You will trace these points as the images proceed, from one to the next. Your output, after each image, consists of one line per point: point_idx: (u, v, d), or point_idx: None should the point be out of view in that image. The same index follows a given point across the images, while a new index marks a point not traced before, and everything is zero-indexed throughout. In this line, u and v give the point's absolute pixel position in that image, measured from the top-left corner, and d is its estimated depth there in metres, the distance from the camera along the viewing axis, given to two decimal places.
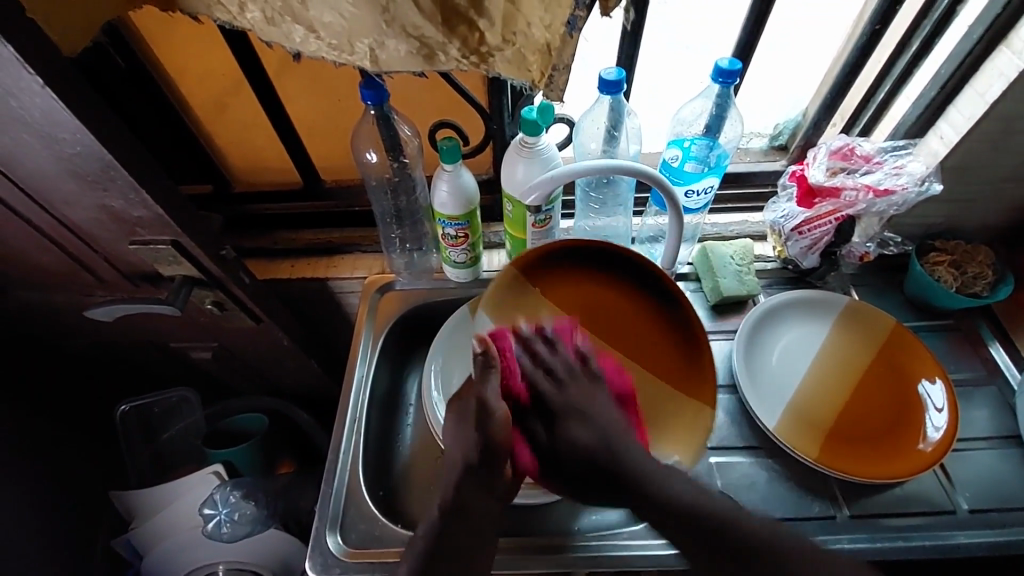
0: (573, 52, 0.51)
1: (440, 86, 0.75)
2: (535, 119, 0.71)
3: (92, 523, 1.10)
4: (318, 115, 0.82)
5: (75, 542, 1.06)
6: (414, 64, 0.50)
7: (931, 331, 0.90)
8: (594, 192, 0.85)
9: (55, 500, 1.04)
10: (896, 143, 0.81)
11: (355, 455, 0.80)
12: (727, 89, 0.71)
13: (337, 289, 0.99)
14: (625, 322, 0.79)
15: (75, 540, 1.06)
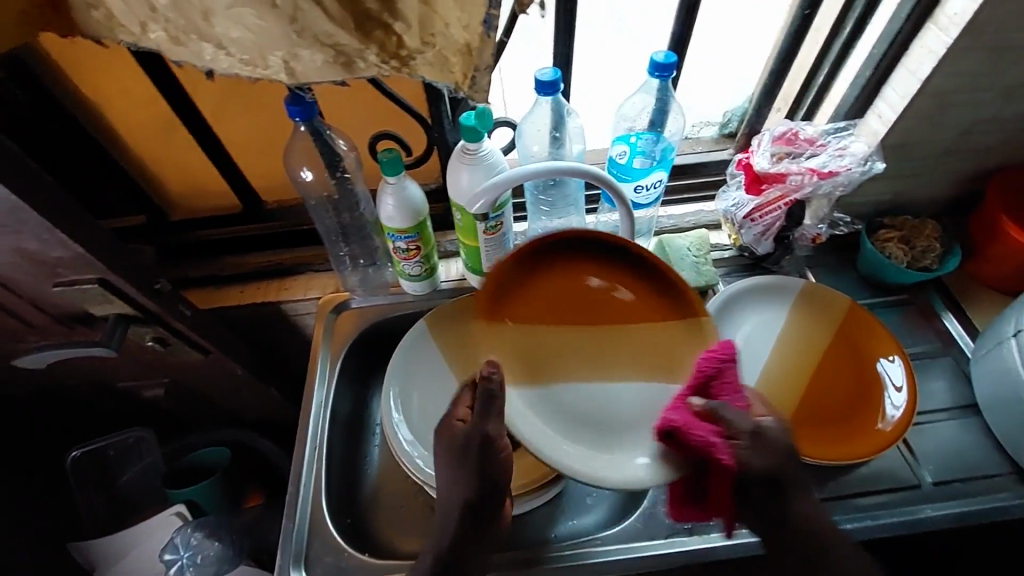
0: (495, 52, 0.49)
1: (374, 97, 0.73)
2: (475, 125, 0.68)
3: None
4: (253, 134, 0.79)
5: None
6: (332, 73, 0.47)
7: (887, 307, 0.91)
8: (543, 195, 0.84)
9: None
10: (837, 125, 0.82)
11: (318, 483, 0.77)
12: (665, 83, 0.71)
13: (292, 311, 0.96)
14: (627, 311, 0.72)
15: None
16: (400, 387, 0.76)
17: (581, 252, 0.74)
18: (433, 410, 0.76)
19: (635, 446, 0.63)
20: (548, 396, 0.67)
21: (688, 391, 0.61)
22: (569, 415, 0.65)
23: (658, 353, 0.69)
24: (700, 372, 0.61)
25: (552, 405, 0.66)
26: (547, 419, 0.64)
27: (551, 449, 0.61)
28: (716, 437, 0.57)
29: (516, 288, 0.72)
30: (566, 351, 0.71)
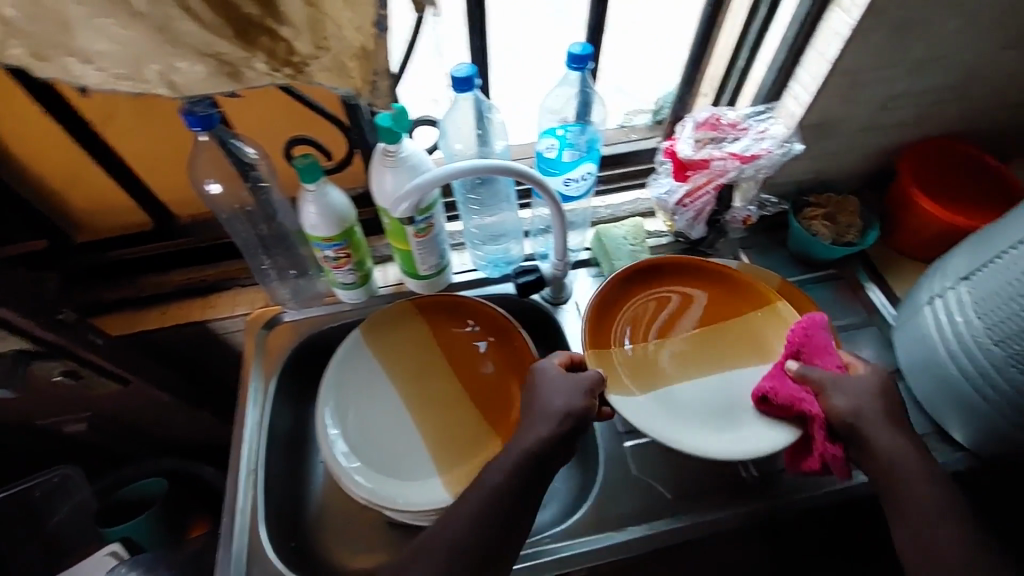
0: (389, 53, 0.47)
1: (285, 100, 0.69)
2: (392, 126, 0.66)
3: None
4: (156, 145, 0.74)
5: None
6: (219, 84, 0.44)
7: (816, 282, 0.94)
8: (472, 193, 0.82)
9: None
10: (757, 108, 0.84)
11: (256, 507, 0.74)
12: (584, 75, 0.70)
13: (222, 329, 0.91)
14: (731, 315, 0.82)
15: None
16: (334, 397, 0.73)
17: (647, 277, 0.85)
18: (371, 419, 0.73)
19: (747, 427, 0.71)
20: (664, 397, 0.75)
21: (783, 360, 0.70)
22: (688, 408, 0.74)
23: (749, 335, 0.80)
24: (792, 340, 0.70)
25: (663, 404, 0.74)
26: (653, 414, 0.73)
27: (670, 433, 0.70)
28: (806, 394, 0.66)
29: (606, 310, 0.82)
30: (693, 355, 0.80)
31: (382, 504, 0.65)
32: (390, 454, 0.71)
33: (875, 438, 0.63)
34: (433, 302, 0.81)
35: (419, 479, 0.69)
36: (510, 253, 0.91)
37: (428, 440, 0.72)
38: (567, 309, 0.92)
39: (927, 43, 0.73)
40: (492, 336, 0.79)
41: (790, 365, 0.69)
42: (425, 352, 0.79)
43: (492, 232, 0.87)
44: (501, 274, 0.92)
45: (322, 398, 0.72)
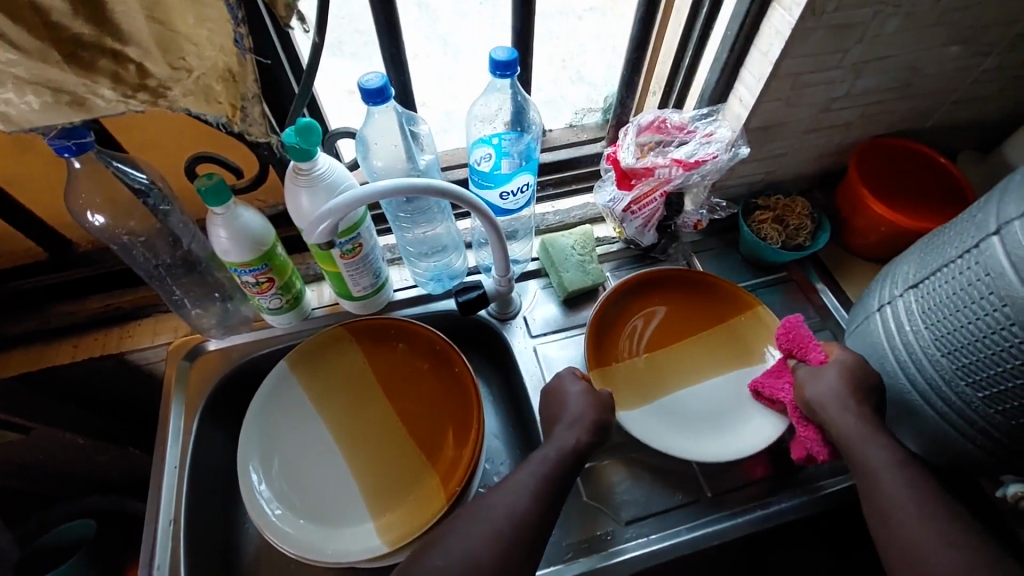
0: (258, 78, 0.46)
1: (179, 118, 0.62)
2: (300, 143, 0.59)
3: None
4: (31, 170, 0.65)
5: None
6: (64, 115, 0.39)
7: (767, 287, 0.92)
8: (403, 210, 0.75)
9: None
10: (701, 111, 0.81)
11: (177, 562, 0.67)
12: (514, 83, 0.67)
13: (141, 360, 0.84)
14: (714, 320, 0.82)
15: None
16: (259, 441, 0.67)
17: (641, 284, 0.83)
18: (300, 463, 0.68)
19: (740, 431, 0.72)
20: (662, 406, 0.75)
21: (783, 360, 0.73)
22: (685, 415, 0.74)
23: (738, 343, 0.80)
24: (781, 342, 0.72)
25: (663, 413, 0.74)
26: (654, 423, 0.73)
27: (674, 443, 0.70)
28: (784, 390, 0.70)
29: (602, 321, 0.80)
30: (686, 361, 0.79)
31: (311, 559, 0.61)
32: (320, 498, 0.66)
33: (838, 422, 0.62)
34: (367, 328, 0.76)
35: (351, 527, 0.64)
36: (452, 266, 0.86)
37: (360, 479, 0.67)
38: (514, 324, 0.87)
39: (871, 42, 0.70)
40: (428, 362, 0.74)
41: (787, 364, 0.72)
42: (358, 382, 0.73)
43: (428, 245, 0.83)
44: (443, 290, 0.86)
45: (245, 451, 0.66)
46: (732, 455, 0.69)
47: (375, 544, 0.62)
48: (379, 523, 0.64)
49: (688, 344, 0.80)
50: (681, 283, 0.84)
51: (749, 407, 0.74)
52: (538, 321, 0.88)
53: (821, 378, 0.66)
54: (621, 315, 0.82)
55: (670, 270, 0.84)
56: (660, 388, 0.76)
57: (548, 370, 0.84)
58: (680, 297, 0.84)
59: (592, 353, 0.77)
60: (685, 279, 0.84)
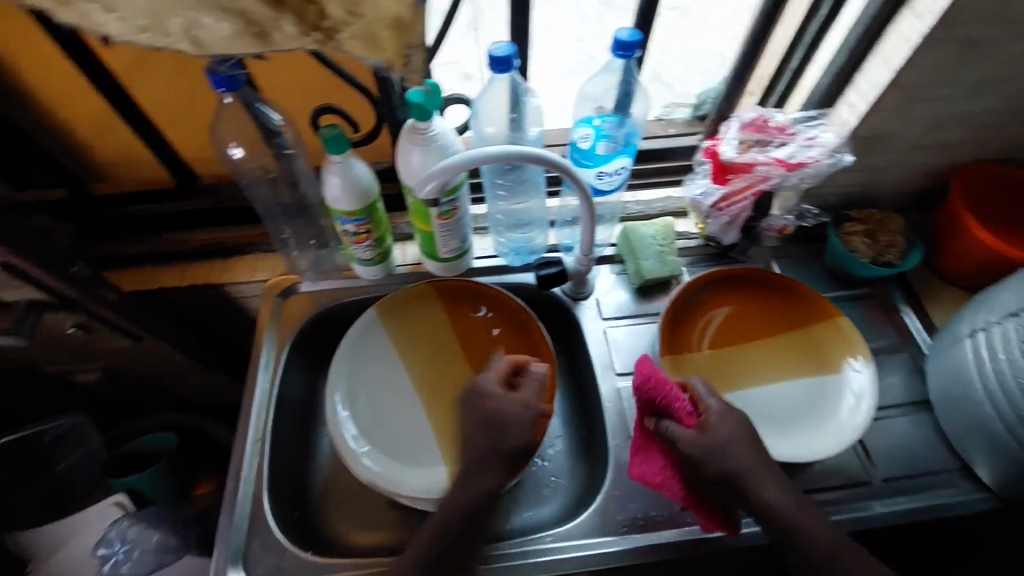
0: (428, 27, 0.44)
1: (313, 67, 0.67)
2: (423, 103, 0.63)
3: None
4: (177, 102, 0.71)
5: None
6: (245, 45, 0.42)
7: (847, 300, 0.90)
8: (501, 179, 0.79)
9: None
10: (808, 114, 0.79)
11: (261, 475, 0.73)
12: (630, 64, 0.67)
13: (236, 293, 0.90)
14: (789, 326, 0.82)
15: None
16: (346, 378, 0.73)
17: (720, 282, 0.85)
18: (381, 402, 0.73)
19: (806, 436, 0.72)
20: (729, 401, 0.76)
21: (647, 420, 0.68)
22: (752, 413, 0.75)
23: (814, 348, 0.80)
24: (641, 390, 0.67)
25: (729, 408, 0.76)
26: None
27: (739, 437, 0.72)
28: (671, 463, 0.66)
29: (680, 313, 0.83)
30: (758, 362, 0.80)
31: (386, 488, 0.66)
32: (399, 437, 0.71)
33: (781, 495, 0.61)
34: (450, 288, 0.80)
35: (425, 467, 0.69)
36: (534, 242, 0.89)
37: (436, 426, 0.72)
38: (586, 304, 0.89)
39: (1000, 58, 0.68)
40: (503, 326, 0.78)
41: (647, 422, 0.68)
42: (438, 336, 0.78)
43: (517, 218, 0.85)
44: (523, 262, 0.90)
45: (335, 383, 0.72)
46: (796, 458, 0.70)
47: (447, 485, 0.67)
48: (451, 467, 0.69)
49: (762, 346, 0.81)
50: (761, 286, 0.85)
51: (818, 414, 0.74)
52: (609, 305, 0.89)
53: (733, 429, 0.63)
54: (698, 309, 0.84)
55: (751, 273, 0.85)
56: (729, 383, 0.78)
57: (616, 353, 0.86)
58: (759, 300, 0.85)
59: (665, 342, 0.80)
60: (765, 284, 0.85)
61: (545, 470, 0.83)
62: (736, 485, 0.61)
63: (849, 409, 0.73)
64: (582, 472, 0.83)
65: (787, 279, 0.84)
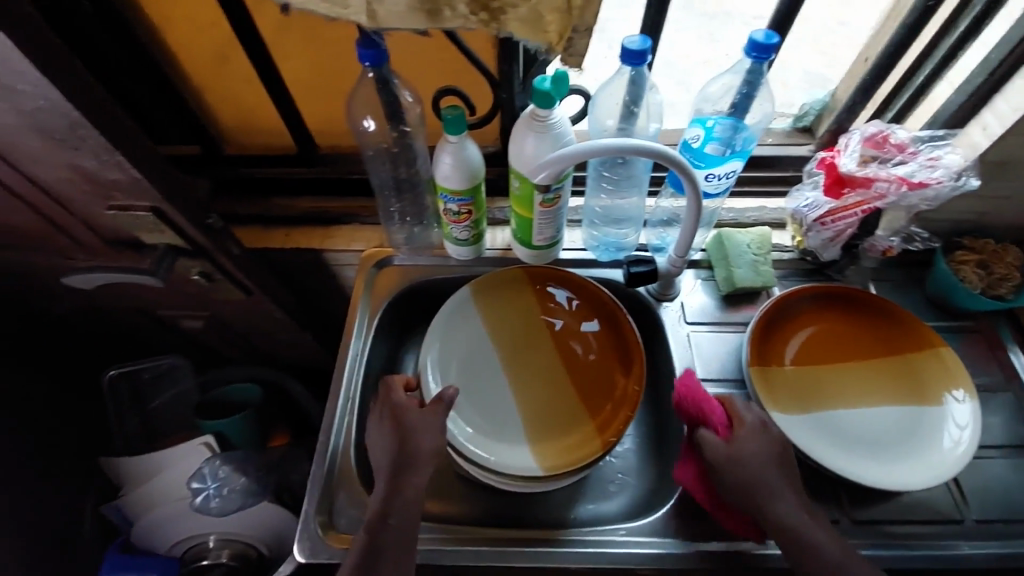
0: (596, 11, 0.45)
1: (444, 49, 0.70)
2: (548, 89, 0.64)
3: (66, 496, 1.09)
4: (313, 75, 0.76)
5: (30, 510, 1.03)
6: (416, 20, 0.45)
7: (949, 332, 0.86)
8: (608, 172, 0.80)
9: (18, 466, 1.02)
10: (934, 132, 0.77)
11: (350, 432, 0.77)
12: (761, 65, 0.65)
13: (332, 261, 0.94)
14: (888, 350, 0.80)
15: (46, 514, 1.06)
16: (438, 350, 0.76)
17: (818, 296, 0.83)
18: (470, 377, 0.76)
19: (896, 464, 0.71)
20: (816, 418, 0.75)
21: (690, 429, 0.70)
22: (839, 433, 0.74)
23: (913, 375, 0.78)
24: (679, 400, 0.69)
25: (816, 424, 0.74)
26: (806, 431, 0.74)
27: (824, 455, 0.71)
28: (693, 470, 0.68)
29: (772, 322, 0.81)
30: (851, 382, 0.78)
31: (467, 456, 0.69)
32: (485, 413, 0.73)
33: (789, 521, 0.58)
34: (541, 275, 0.82)
35: (508, 444, 0.72)
36: (624, 240, 0.88)
37: (520, 405, 0.75)
38: (669, 307, 0.88)
39: None
40: (590, 318, 0.80)
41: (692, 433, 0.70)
42: (526, 319, 0.80)
43: (615, 213, 0.86)
44: (610, 259, 0.90)
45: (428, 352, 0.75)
46: (884, 485, 0.69)
47: (528, 464, 0.70)
48: (533, 448, 0.71)
49: (856, 366, 0.79)
50: (861, 305, 0.82)
51: (911, 443, 0.72)
52: (693, 309, 0.88)
53: (755, 442, 0.63)
54: (791, 321, 0.82)
55: (852, 291, 0.83)
56: (818, 399, 0.76)
57: (698, 356, 0.84)
58: (857, 318, 0.82)
59: (755, 350, 0.79)
60: (867, 303, 0.82)
61: (613, 467, 0.83)
62: (750, 500, 0.60)
63: (951, 440, 0.72)
64: (651, 473, 0.82)
65: (890, 301, 0.81)
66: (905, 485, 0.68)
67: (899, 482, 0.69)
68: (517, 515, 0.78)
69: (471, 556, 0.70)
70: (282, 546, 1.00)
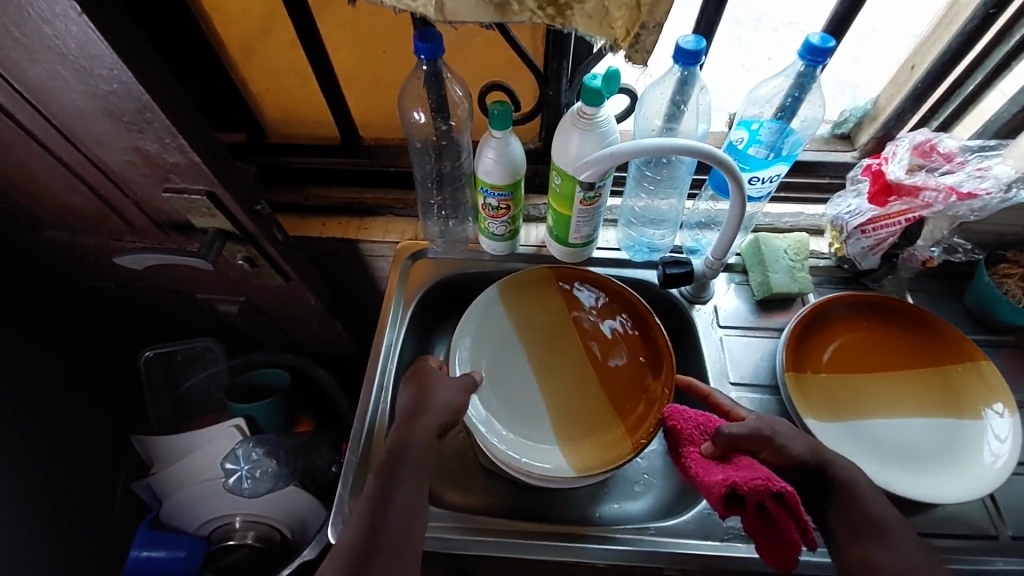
0: (667, 9, 0.45)
1: (497, 44, 0.72)
2: (599, 87, 0.65)
3: (97, 471, 1.12)
4: (363, 66, 0.77)
5: (64, 482, 1.06)
6: (483, 13, 0.45)
7: (989, 346, 0.84)
8: (650, 171, 0.80)
9: (56, 439, 1.05)
10: (984, 144, 0.76)
11: (382, 420, 0.78)
12: (814, 68, 0.65)
13: (367, 252, 0.95)
14: (928, 362, 0.79)
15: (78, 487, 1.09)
16: (467, 345, 0.77)
17: (858, 306, 0.82)
18: (499, 374, 0.76)
19: (933, 476, 0.70)
20: (851, 426, 0.74)
21: (692, 449, 0.63)
22: (875, 442, 0.73)
23: (953, 388, 0.76)
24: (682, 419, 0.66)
25: (851, 433, 0.74)
26: (840, 440, 0.73)
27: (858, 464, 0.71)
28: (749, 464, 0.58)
29: (810, 329, 0.81)
30: (888, 393, 0.77)
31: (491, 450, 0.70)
32: (514, 411, 0.74)
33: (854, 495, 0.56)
34: (569, 275, 0.83)
35: (538, 443, 0.72)
36: (659, 241, 0.88)
37: (547, 402, 0.75)
38: (702, 309, 0.88)
39: None
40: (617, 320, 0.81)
41: (704, 449, 0.62)
42: (555, 319, 0.81)
43: (652, 214, 0.86)
44: (644, 259, 0.90)
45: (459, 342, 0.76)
46: (921, 496, 0.68)
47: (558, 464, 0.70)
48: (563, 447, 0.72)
49: (895, 377, 0.78)
50: (901, 315, 0.81)
51: (949, 456, 0.71)
52: (726, 312, 0.87)
53: (789, 427, 0.62)
54: (830, 329, 0.82)
55: (892, 302, 0.82)
56: (853, 408, 0.76)
57: (730, 361, 0.84)
58: (897, 329, 0.81)
59: (791, 357, 0.79)
60: (907, 314, 0.81)
61: (639, 467, 0.83)
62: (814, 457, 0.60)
63: (990, 453, 0.71)
64: (677, 474, 0.82)
65: (930, 314, 0.80)
66: (942, 497, 0.68)
67: (934, 494, 0.68)
68: (541, 510, 0.78)
69: (499, 546, 0.71)
70: (305, 531, 1.01)
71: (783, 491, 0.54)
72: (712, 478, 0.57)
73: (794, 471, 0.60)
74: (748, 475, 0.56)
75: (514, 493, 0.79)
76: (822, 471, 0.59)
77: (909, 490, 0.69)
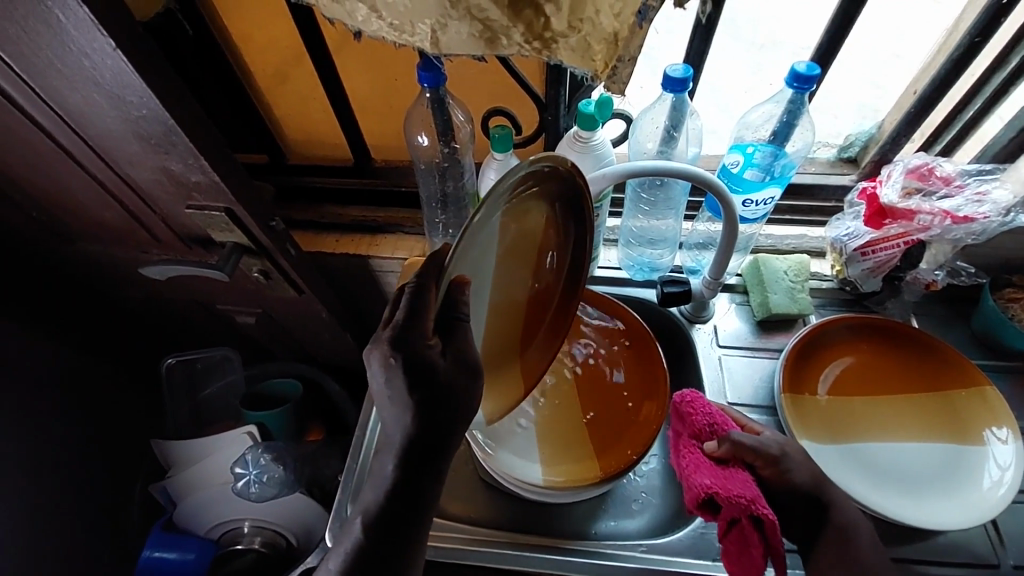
0: (639, 44, 0.50)
1: (498, 72, 0.76)
2: (592, 113, 0.68)
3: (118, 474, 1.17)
4: (374, 91, 0.82)
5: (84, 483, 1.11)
6: (475, 48, 0.46)
7: (997, 371, 0.83)
8: (646, 193, 0.83)
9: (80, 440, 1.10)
10: (982, 167, 0.77)
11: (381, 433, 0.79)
12: (801, 96, 0.68)
13: (378, 267, 0.99)
14: (928, 386, 0.78)
15: (98, 488, 1.14)
16: (463, 265, 0.51)
17: (859, 328, 0.82)
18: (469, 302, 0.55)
19: (930, 502, 0.69)
20: (847, 450, 0.74)
21: (693, 440, 0.63)
22: (872, 469, 0.72)
23: (954, 412, 0.76)
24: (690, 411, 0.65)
25: (847, 457, 0.73)
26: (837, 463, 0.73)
27: (853, 486, 0.70)
28: (737, 475, 0.58)
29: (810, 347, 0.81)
30: (887, 417, 0.77)
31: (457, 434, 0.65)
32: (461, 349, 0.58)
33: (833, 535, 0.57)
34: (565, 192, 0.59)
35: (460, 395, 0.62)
36: (658, 260, 0.90)
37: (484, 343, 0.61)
38: (701, 328, 0.88)
39: None
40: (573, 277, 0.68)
41: (705, 446, 0.62)
42: (529, 236, 0.60)
43: (651, 235, 0.88)
44: (644, 279, 0.91)
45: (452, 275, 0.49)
46: (919, 524, 0.67)
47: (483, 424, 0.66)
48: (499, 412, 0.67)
49: (893, 401, 0.78)
50: (901, 339, 0.81)
51: (947, 483, 0.70)
52: (726, 333, 0.88)
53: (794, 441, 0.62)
54: (829, 349, 0.82)
55: (893, 325, 0.81)
56: (850, 431, 0.76)
57: (729, 379, 0.84)
58: (897, 352, 0.81)
59: (790, 377, 0.79)
60: (907, 338, 0.81)
61: (637, 485, 0.83)
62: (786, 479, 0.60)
63: (990, 479, 0.69)
64: (675, 493, 0.82)
65: (932, 337, 0.80)
66: (939, 524, 0.67)
67: (931, 519, 0.67)
68: (534, 523, 0.79)
69: (488, 557, 0.72)
70: (310, 539, 1.04)
71: (764, 516, 0.55)
72: (698, 480, 0.57)
73: (770, 487, 0.60)
74: (734, 489, 0.56)
75: (509, 505, 0.80)
76: (801, 487, 0.60)
77: (904, 515, 0.68)
